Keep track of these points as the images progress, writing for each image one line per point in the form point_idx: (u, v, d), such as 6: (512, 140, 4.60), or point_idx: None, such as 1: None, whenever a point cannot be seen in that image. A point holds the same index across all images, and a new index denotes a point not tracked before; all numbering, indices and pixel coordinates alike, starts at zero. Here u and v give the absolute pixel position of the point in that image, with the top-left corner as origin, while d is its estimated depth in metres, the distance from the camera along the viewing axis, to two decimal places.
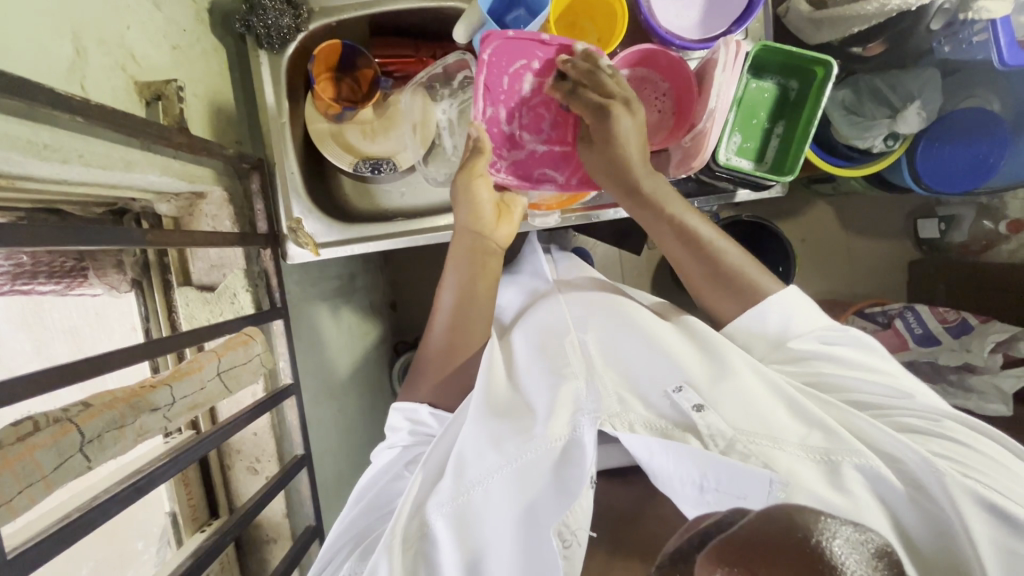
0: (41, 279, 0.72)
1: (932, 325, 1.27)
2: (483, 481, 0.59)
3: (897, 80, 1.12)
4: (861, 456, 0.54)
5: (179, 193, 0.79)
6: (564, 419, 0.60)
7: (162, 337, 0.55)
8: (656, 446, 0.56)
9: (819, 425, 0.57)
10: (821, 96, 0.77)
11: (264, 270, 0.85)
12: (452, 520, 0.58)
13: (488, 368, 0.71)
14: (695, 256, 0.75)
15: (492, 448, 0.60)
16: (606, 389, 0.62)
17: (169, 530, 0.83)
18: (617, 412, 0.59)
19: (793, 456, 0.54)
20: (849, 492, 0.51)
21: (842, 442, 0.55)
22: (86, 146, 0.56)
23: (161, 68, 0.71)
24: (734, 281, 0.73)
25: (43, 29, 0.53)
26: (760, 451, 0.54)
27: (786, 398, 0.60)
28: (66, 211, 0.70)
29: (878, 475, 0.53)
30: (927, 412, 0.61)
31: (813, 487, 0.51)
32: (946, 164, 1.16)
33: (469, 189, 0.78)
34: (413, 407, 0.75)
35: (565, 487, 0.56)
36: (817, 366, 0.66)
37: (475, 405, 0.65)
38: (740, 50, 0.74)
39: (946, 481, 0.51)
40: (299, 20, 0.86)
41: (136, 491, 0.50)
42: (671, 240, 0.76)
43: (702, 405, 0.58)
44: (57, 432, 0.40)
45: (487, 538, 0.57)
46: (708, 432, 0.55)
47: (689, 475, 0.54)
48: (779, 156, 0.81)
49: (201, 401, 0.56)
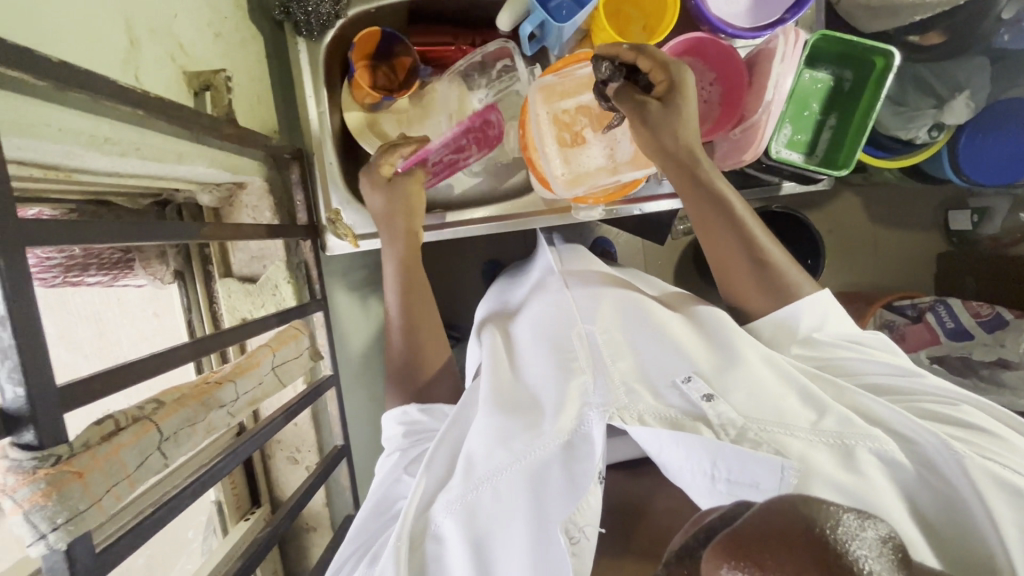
0: (91, 271, 0.71)
1: (965, 319, 1.25)
2: (493, 477, 0.55)
3: (944, 68, 1.07)
4: (877, 441, 0.53)
5: (221, 184, 0.79)
6: (572, 413, 0.57)
7: (212, 335, 0.52)
8: (665, 438, 0.52)
9: (835, 412, 0.56)
10: (880, 88, 0.75)
11: (304, 261, 0.84)
12: (461, 517, 0.55)
13: (493, 364, 0.68)
14: (744, 250, 0.71)
15: (500, 444, 0.56)
16: (615, 381, 0.58)
17: (215, 518, 0.83)
18: (625, 405, 0.55)
19: (806, 443, 0.53)
20: (864, 474, 0.51)
21: (855, 427, 0.54)
22: (142, 139, 0.56)
23: (206, 58, 0.70)
24: (768, 268, 0.70)
25: (98, 19, 0.52)
26: (771, 438, 0.52)
27: (800, 389, 0.58)
28: (113, 202, 0.70)
29: (893, 459, 0.52)
30: (939, 395, 0.61)
31: (827, 471, 0.50)
32: (990, 156, 1.12)
33: (405, 188, 0.79)
34: (403, 411, 0.73)
35: (576, 482, 0.53)
36: (841, 355, 0.66)
37: (484, 398, 0.62)
38: (799, 39, 0.72)
39: (965, 463, 0.50)
40: (339, 6, 0.83)
41: (202, 485, 0.51)
42: (718, 225, 0.71)
43: (711, 395, 0.56)
44: (139, 431, 0.41)
45: (495, 537, 0.54)
46: (718, 421, 0.53)
47: (701, 465, 0.51)
48: (830, 150, 0.80)
49: (259, 396, 0.56)
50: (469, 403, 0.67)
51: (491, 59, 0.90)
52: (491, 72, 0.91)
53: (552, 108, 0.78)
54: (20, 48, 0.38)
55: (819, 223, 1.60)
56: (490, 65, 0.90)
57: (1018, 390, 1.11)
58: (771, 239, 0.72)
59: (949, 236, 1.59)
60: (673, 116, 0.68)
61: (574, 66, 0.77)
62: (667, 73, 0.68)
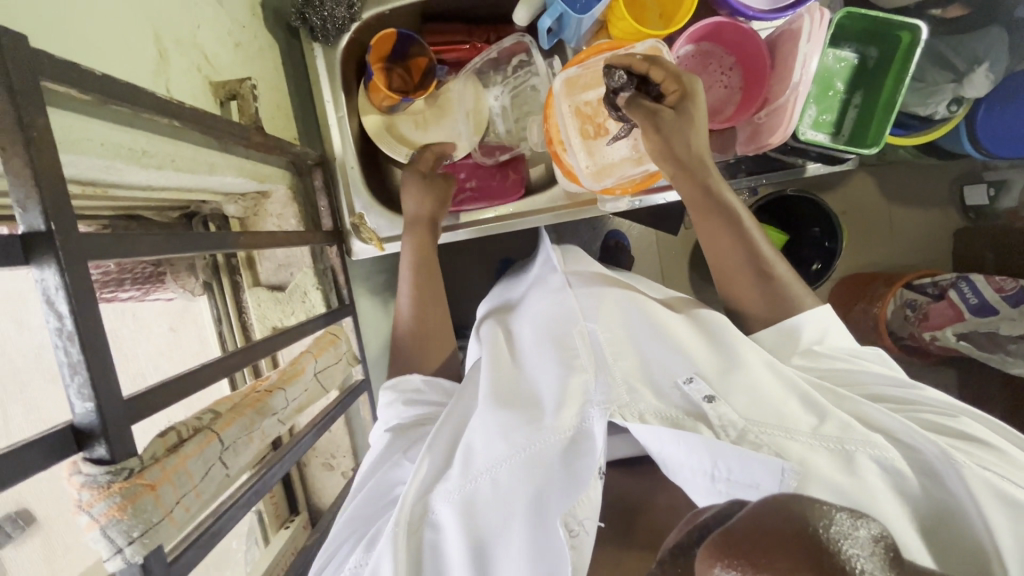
0: (125, 286, 0.71)
1: (989, 294, 1.20)
2: (493, 469, 0.54)
3: (960, 41, 1.06)
4: (879, 448, 0.50)
5: (246, 193, 0.79)
6: (575, 410, 0.55)
7: (250, 345, 0.52)
8: (665, 436, 0.51)
9: (836, 414, 0.53)
10: (907, 63, 0.74)
11: (331, 266, 0.84)
12: (460, 506, 0.55)
13: (493, 360, 0.68)
14: (740, 249, 0.71)
15: (500, 437, 0.55)
16: (617, 379, 0.57)
17: (256, 528, 0.83)
18: (626, 402, 0.54)
19: (806, 447, 0.50)
20: (862, 478, 0.47)
21: (857, 433, 0.51)
22: (177, 151, 0.55)
23: (228, 67, 0.70)
24: (765, 272, 0.70)
25: (129, 32, 0.52)
26: (772, 442, 0.50)
27: (802, 393, 0.56)
28: (144, 216, 0.70)
29: (895, 467, 0.48)
30: (941, 407, 0.57)
31: (826, 474, 0.47)
32: (1009, 126, 1.12)
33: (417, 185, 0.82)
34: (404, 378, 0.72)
35: (577, 478, 0.52)
36: (843, 366, 0.63)
37: (484, 394, 0.62)
38: (823, 19, 0.70)
39: (965, 472, 0.46)
40: (354, 9, 0.83)
41: (255, 493, 0.51)
42: (718, 224, 0.71)
43: (713, 396, 0.54)
44: (203, 441, 0.41)
45: (494, 536, 0.53)
46: (719, 423, 0.52)
47: (700, 465, 0.50)
48: (857, 128, 0.79)
49: (305, 402, 0.56)
50: (465, 396, 0.66)
51: (506, 56, 0.90)
52: (505, 69, 0.92)
53: (575, 100, 0.78)
54: (67, 62, 0.38)
55: (834, 205, 1.58)
56: (504, 61, 0.90)
57: None
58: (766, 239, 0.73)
59: (966, 211, 1.57)
60: (684, 124, 0.68)
61: (597, 57, 0.76)
62: (679, 84, 0.68)
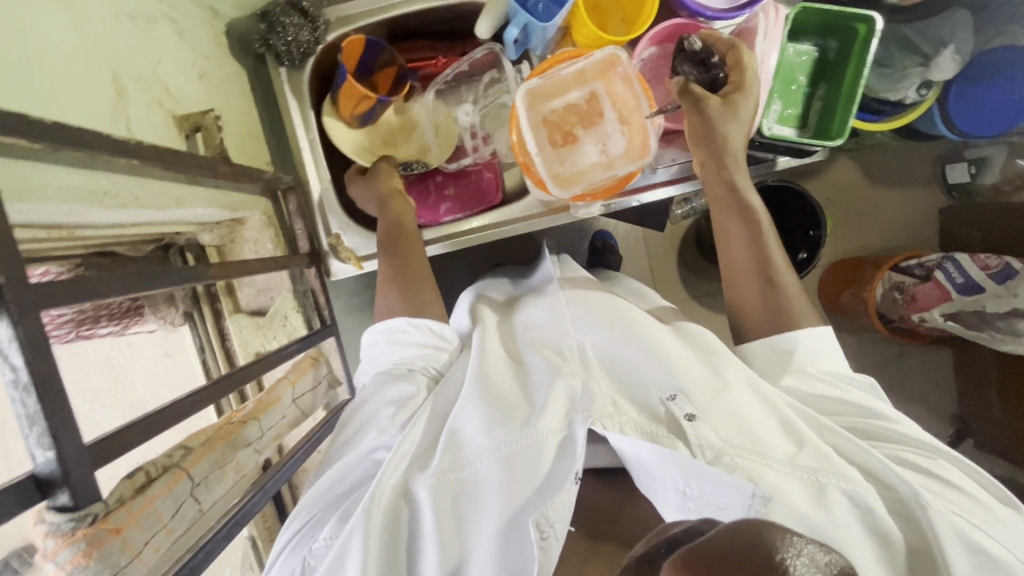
0: (103, 322, 0.72)
1: (975, 273, 1.21)
2: (476, 462, 0.57)
3: (925, 26, 1.07)
4: (849, 481, 0.53)
5: (221, 221, 0.79)
6: (558, 414, 0.57)
7: (232, 372, 0.53)
8: (644, 450, 0.53)
9: (815, 446, 0.56)
10: (866, 54, 0.74)
11: (310, 289, 0.83)
12: (437, 491, 0.55)
13: (483, 354, 0.68)
14: (746, 246, 0.72)
15: (484, 431, 0.58)
16: (601, 392, 0.59)
17: (250, 553, 0.84)
18: (608, 413, 0.56)
19: (779, 473, 0.53)
20: (831, 511, 0.51)
21: (830, 463, 0.54)
22: (141, 188, 0.56)
23: (194, 99, 0.70)
24: (773, 274, 0.70)
25: (85, 75, 0.52)
26: (746, 466, 0.52)
27: (782, 419, 0.58)
28: (117, 252, 0.70)
29: (865, 502, 0.52)
30: (922, 446, 0.59)
31: (798, 506, 0.51)
32: (982, 106, 1.12)
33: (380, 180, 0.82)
34: (399, 328, 0.70)
35: (552, 483, 0.53)
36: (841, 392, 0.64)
37: (470, 390, 0.63)
38: (779, 16, 0.74)
39: (932, 517, 0.50)
40: (318, 32, 0.84)
41: (239, 521, 0.50)
42: (729, 220, 0.73)
43: (693, 415, 0.56)
44: (171, 481, 0.41)
45: (466, 533, 0.54)
46: (697, 441, 0.53)
47: (673, 481, 0.51)
48: (823, 120, 0.79)
49: (284, 429, 0.56)
50: (451, 395, 0.66)
51: (477, 69, 0.91)
52: (476, 83, 0.92)
53: (539, 111, 0.78)
54: (15, 114, 0.38)
55: (818, 191, 1.59)
56: (477, 73, 0.91)
57: None
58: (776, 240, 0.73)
59: (949, 190, 1.58)
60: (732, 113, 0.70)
61: (560, 66, 0.77)
62: (740, 74, 0.71)
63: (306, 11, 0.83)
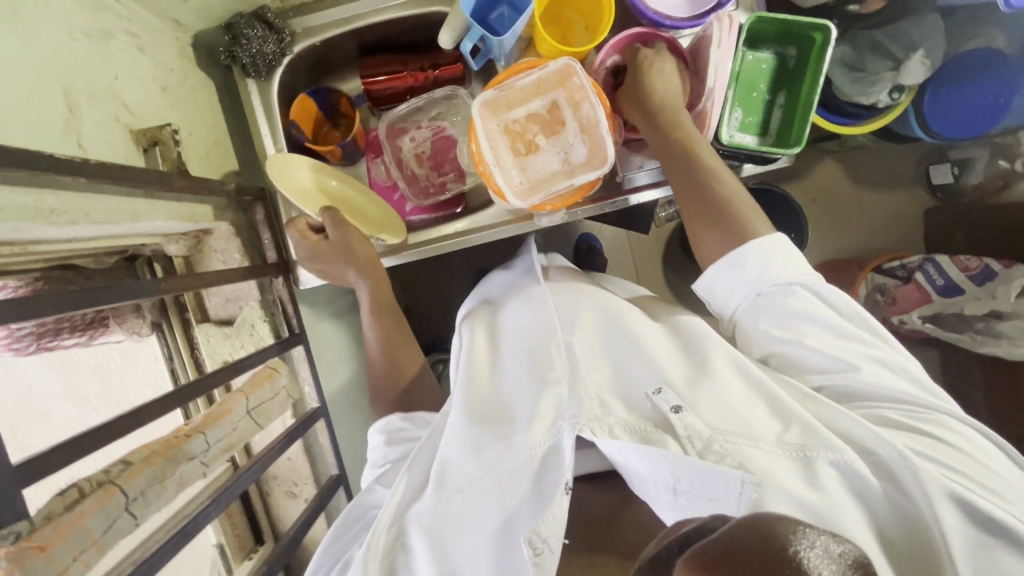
0: (65, 334, 0.74)
1: (955, 274, 1.20)
2: (465, 488, 0.58)
3: (896, 29, 1.07)
4: (838, 452, 0.53)
5: (187, 233, 0.79)
6: (545, 425, 0.58)
7: (185, 385, 0.56)
8: (629, 450, 0.52)
9: (801, 420, 0.56)
10: (822, 62, 0.75)
11: (278, 297, 0.86)
12: (429, 532, 0.56)
13: (469, 368, 0.70)
14: (693, 183, 0.72)
15: (472, 455, 0.59)
16: (588, 392, 0.60)
17: (219, 561, 0.84)
18: (596, 416, 0.56)
19: (768, 454, 0.53)
20: (823, 489, 0.51)
21: (819, 437, 0.54)
22: (92, 204, 0.57)
23: (154, 113, 0.71)
24: (729, 215, 0.69)
25: (34, 94, 0.53)
26: (735, 450, 0.53)
27: (769, 399, 0.59)
28: (79, 265, 0.70)
29: (855, 472, 0.52)
30: (914, 404, 0.58)
31: (788, 485, 0.51)
32: (957, 110, 1.10)
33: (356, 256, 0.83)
34: (387, 420, 0.76)
35: (542, 492, 0.54)
36: (806, 335, 0.63)
37: (460, 409, 0.65)
38: (734, 24, 0.73)
39: (922, 479, 0.50)
40: (284, 44, 0.85)
41: (184, 535, 0.53)
42: (677, 166, 0.73)
43: (680, 405, 0.56)
44: (102, 497, 0.44)
45: (459, 551, 0.55)
46: (685, 433, 0.53)
47: (663, 479, 0.50)
48: (783, 128, 0.80)
49: (234, 441, 0.58)
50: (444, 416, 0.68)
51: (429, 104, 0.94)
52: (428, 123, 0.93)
53: (501, 120, 0.79)
54: None
55: (801, 193, 1.58)
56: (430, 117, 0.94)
57: None
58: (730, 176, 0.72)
59: (933, 190, 1.55)
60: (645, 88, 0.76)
61: (515, 77, 0.77)
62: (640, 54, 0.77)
63: (270, 23, 0.84)
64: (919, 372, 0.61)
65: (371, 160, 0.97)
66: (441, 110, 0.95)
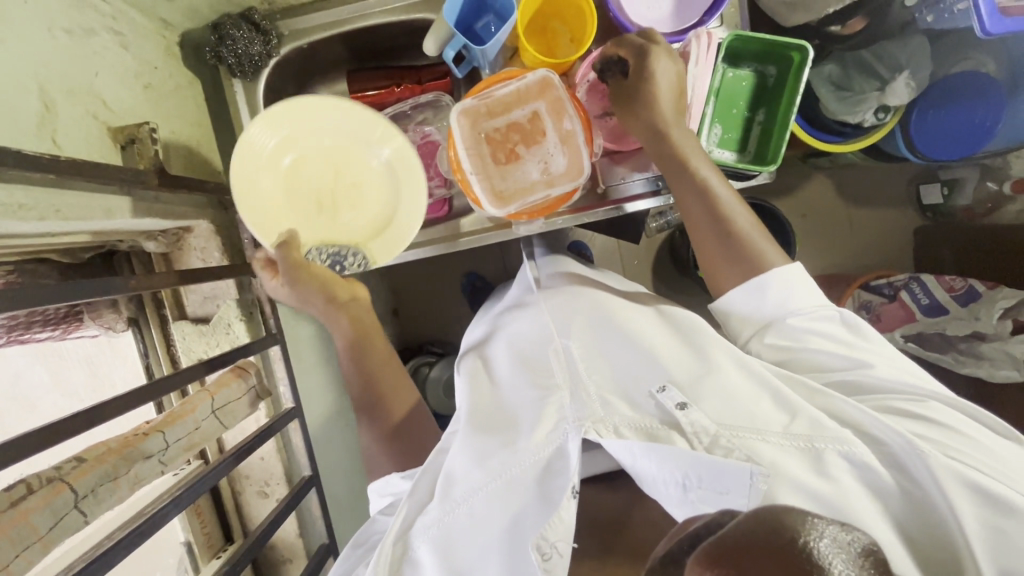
0: (37, 327, 0.75)
1: (940, 294, 1.22)
2: (470, 498, 0.58)
3: (883, 50, 1.07)
4: (846, 444, 0.55)
5: (166, 230, 0.79)
6: (549, 426, 0.60)
7: (162, 378, 0.58)
8: (637, 449, 0.55)
9: (804, 413, 0.58)
10: (799, 81, 0.76)
11: (257, 297, 0.87)
12: (438, 540, 0.58)
13: (471, 380, 0.73)
14: (706, 215, 0.73)
15: (477, 463, 0.60)
16: (590, 396, 0.62)
17: (186, 559, 0.83)
18: (601, 418, 0.59)
19: (776, 447, 0.55)
20: (833, 479, 0.53)
21: (827, 430, 0.56)
22: (62, 199, 0.57)
23: (135, 110, 0.72)
24: (743, 247, 0.72)
25: (7, 89, 0.54)
26: (742, 445, 0.54)
27: (771, 390, 0.61)
28: (52, 259, 0.71)
29: (863, 462, 0.54)
30: (910, 392, 0.61)
31: (796, 475, 0.52)
32: (943, 129, 1.11)
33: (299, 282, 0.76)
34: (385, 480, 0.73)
35: (549, 497, 0.56)
36: (808, 340, 0.67)
37: (464, 420, 0.66)
38: (711, 42, 0.74)
39: (931, 463, 0.52)
40: (270, 45, 0.86)
41: (141, 534, 0.53)
42: (692, 202, 0.73)
43: (685, 403, 0.58)
44: (50, 493, 0.44)
45: (477, 557, 0.57)
46: (691, 429, 0.55)
47: (672, 476, 0.53)
48: (761, 146, 0.80)
49: (196, 440, 0.59)
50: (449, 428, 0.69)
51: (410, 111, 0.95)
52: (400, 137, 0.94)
53: (482, 128, 0.80)
54: None
55: (792, 209, 1.58)
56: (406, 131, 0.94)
57: (994, 361, 1.09)
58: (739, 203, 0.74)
59: (924, 210, 1.54)
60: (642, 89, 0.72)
61: (495, 86, 0.78)
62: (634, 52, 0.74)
63: (257, 24, 0.85)
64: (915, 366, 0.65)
65: None
66: (426, 117, 0.96)
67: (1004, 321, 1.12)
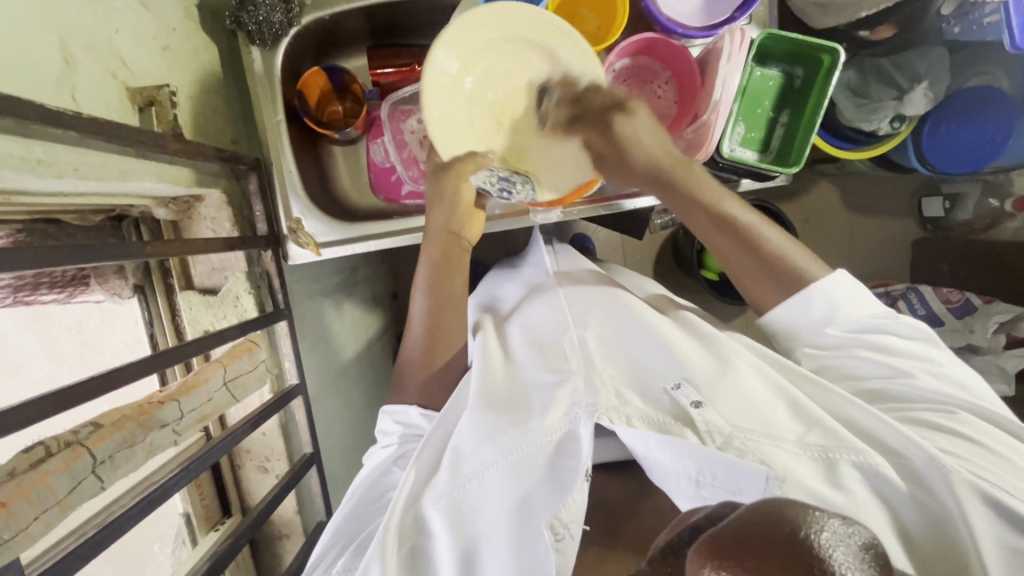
0: (43, 289, 0.73)
1: (936, 306, 1.19)
2: (479, 473, 0.58)
3: (904, 59, 1.06)
4: (861, 454, 0.53)
5: (177, 197, 0.77)
6: (560, 412, 0.59)
7: (172, 348, 0.57)
8: (653, 442, 0.54)
9: (818, 423, 0.57)
10: (828, 85, 0.77)
11: (266, 270, 0.84)
12: (448, 513, 0.58)
13: (483, 361, 0.71)
14: (732, 244, 0.71)
15: (488, 441, 0.59)
16: (604, 385, 0.60)
17: (184, 530, 0.84)
18: (615, 406, 0.57)
19: (791, 454, 0.53)
20: (846, 489, 0.51)
21: (840, 440, 0.55)
22: (79, 158, 0.57)
23: (152, 72, 0.70)
24: (777, 264, 0.69)
25: (33, 42, 0.52)
26: (757, 448, 0.52)
27: (788, 400, 0.60)
28: (63, 220, 0.68)
29: (878, 473, 0.53)
30: (939, 404, 0.61)
31: (810, 483, 0.51)
32: (955, 144, 1.09)
33: (456, 193, 0.78)
34: (403, 410, 0.75)
35: (562, 480, 0.55)
36: (849, 353, 0.66)
37: (473, 397, 0.65)
38: (745, 38, 0.73)
39: (952, 479, 0.50)
40: (291, 14, 0.84)
41: (151, 503, 0.53)
42: (705, 228, 0.73)
43: (700, 401, 0.57)
44: (69, 457, 0.47)
45: (483, 534, 0.57)
46: (706, 428, 0.54)
47: (685, 471, 0.53)
48: (784, 148, 0.82)
49: (209, 411, 0.61)
50: (456, 406, 0.69)
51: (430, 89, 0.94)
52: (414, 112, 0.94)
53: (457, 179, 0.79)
54: None
55: (797, 213, 1.59)
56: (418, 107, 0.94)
57: (986, 375, 1.09)
58: (767, 224, 0.72)
59: (924, 222, 1.55)
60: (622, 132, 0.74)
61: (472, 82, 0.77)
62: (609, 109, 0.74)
63: None
64: (961, 377, 0.65)
65: (371, 140, 0.98)
66: None
67: (999, 335, 1.10)
